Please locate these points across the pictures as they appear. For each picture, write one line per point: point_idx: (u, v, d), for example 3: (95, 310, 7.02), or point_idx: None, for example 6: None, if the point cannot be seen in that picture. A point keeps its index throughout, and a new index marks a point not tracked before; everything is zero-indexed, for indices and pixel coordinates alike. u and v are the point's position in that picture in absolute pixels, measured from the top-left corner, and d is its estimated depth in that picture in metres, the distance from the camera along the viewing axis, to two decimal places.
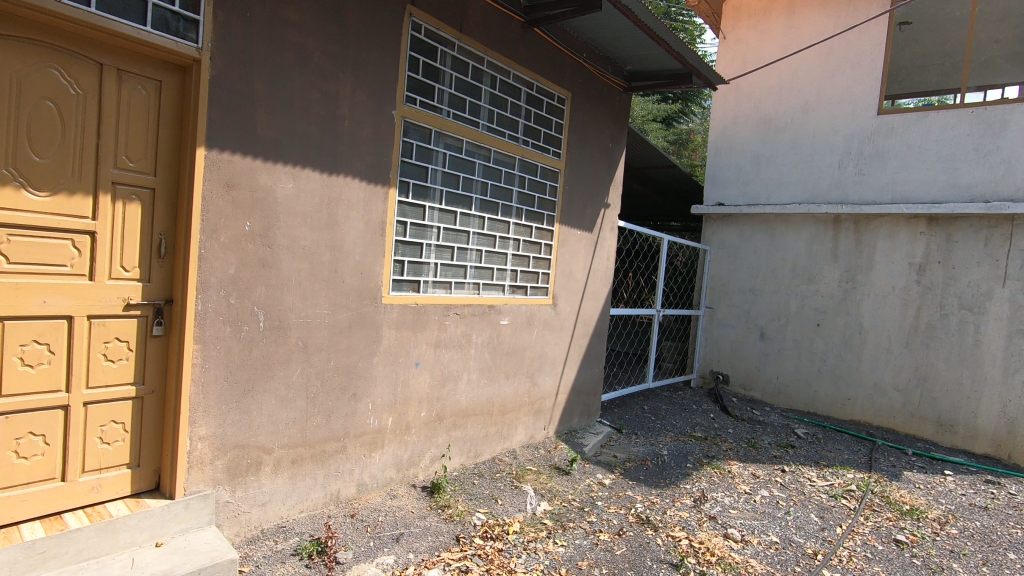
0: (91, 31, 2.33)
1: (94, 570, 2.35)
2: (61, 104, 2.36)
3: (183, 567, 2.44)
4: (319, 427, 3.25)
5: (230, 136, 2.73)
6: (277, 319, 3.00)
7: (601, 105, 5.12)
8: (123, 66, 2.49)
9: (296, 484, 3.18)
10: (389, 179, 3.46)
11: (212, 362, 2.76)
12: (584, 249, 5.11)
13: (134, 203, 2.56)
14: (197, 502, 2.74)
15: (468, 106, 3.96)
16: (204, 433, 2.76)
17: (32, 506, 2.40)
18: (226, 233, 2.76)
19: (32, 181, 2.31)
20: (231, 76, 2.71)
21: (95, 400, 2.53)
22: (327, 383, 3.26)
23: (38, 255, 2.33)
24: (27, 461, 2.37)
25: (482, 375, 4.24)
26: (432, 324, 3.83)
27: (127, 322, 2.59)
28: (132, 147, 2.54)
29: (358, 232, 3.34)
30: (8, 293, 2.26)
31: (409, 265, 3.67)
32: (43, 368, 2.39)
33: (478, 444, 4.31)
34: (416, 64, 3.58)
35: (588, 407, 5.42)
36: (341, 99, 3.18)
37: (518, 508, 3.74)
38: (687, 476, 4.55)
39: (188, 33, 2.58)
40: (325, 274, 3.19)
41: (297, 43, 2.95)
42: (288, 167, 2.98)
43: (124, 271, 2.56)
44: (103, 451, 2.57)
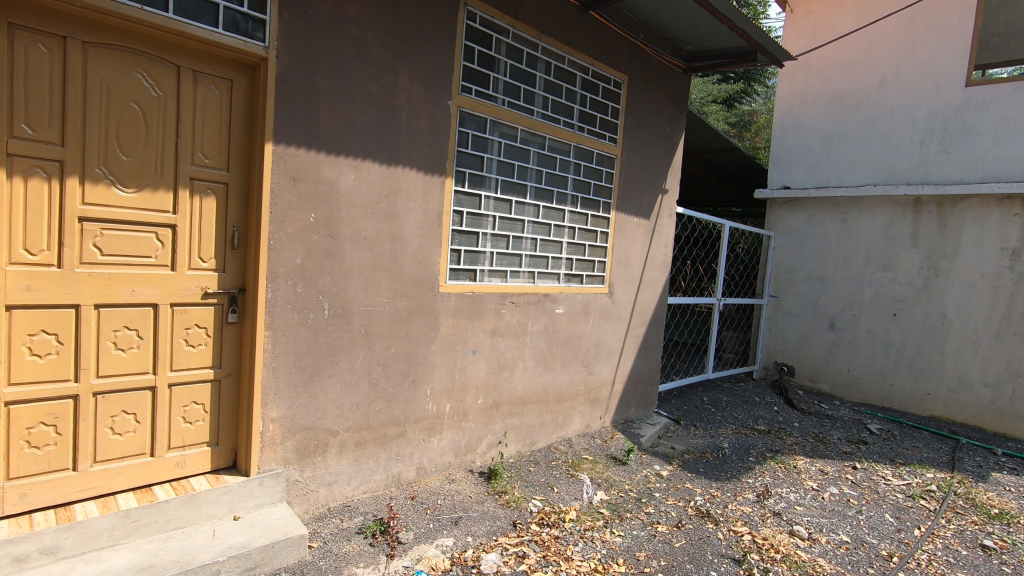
0: (169, 35, 2.47)
1: (180, 539, 2.54)
2: (145, 106, 2.51)
3: (258, 540, 2.60)
4: (381, 412, 3.36)
5: (296, 131, 2.84)
6: (340, 308, 3.11)
7: (659, 87, 4.97)
8: (198, 66, 2.63)
9: (360, 466, 3.30)
10: (445, 169, 3.51)
11: (282, 348, 2.90)
12: (641, 236, 5.00)
13: (210, 197, 2.72)
14: (270, 480, 2.91)
15: (523, 93, 3.94)
16: (275, 415, 2.92)
17: (126, 478, 2.61)
18: (293, 225, 2.88)
19: (122, 179, 2.48)
20: (296, 73, 2.81)
21: (179, 382, 2.72)
22: (389, 369, 3.36)
23: (127, 247, 2.51)
24: (121, 437, 2.58)
25: (538, 363, 4.25)
26: (489, 312, 3.86)
27: (205, 310, 2.75)
28: (207, 144, 2.69)
29: (417, 222, 3.40)
30: (102, 283, 2.45)
31: (465, 254, 3.71)
32: (134, 352, 2.58)
33: (534, 432, 4.34)
34: (471, 53, 3.59)
35: (645, 397, 5.34)
36: (399, 91, 3.23)
37: (574, 496, 3.74)
38: (750, 470, 4.40)
39: (256, 33, 2.69)
40: (385, 264, 3.28)
41: (357, 38, 3.02)
42: (350, 159, 3.06)
43: (202, 261, 2.72)
44: (186, 429, 2.76)
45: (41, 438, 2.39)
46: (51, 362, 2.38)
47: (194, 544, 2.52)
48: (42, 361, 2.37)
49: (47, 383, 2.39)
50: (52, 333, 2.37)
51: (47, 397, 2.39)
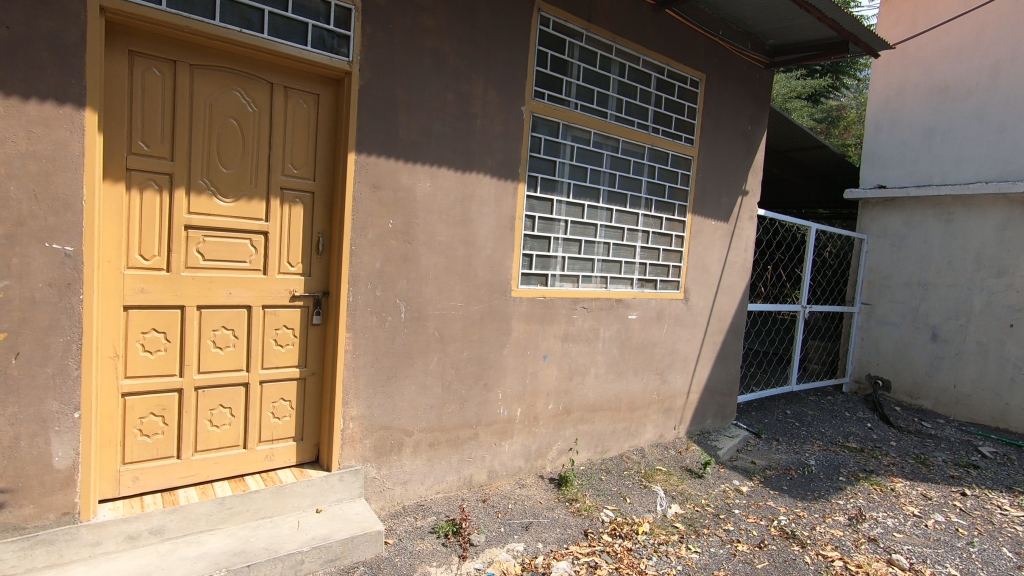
0: (264, 54, 2.64)
1: (269, 528, 2.69)
2: (242, 121, 2.69)
3: (339, 533, 2.72)
4: (454, 414, 3.42)
5: (376, 140, 2.95)
6: (416, 311, 3.20)
7: (739, 85, 4.76)
8: (289, 83, 2.79)
9: (433, 466, 3.37)
10: (518, 174, 3.53)
11: (362, 349, 3.02)
12: (719, 239, 4.80)
13: (298, 205, 2.88)
14: (350, 475, 3.03)
15: (596, 96, 3.89)
16: (355, 413, 3.04)
17: (222, 467, 2.81)
18: (373, 231, 2.99)
19: (221, 190, 2.68)
20: (377, 85, 2.93)
21: (269, 380, 2.89)
22: (462, 372, 3.41)
23: (226, 253, 2.70)
24: (218, 429, 2.78)
25: (610, 370, 4.18)
26: (560, 317, 3.84)
27: (293, 311, 2.92)
28: (296, 155, 2.85)
29: (490, 227, 3.44)
30: (204, 286, 2.65)
31: (537, 259, 3.71)
32: (230, 350, 2.77)
33: (606, 440, 4.26)
34: (544, 59, 3.60)
35: (723, 408, 5.11)
36: (474, 98, 3.29)
37: (647, 508, 3.63)
38: (840, 491, 4.10)
39: (341, 49, 2.82)
40: (459, 268, 3.34)
41: (434, 49, 3.10)
42: (426, 166, 3.15)
43: (290, 266, 2.89)
44: (274, 424, 2.93)
45: (151, 427, 2.61)
46: (160, 358, 2.60)
47: (281, 533, 2.66)
48: (153, 356, 2.58)
49: (156, 377, 2.60)
50: (161, 331, 2.59)
51: (156, 390, 2.61)
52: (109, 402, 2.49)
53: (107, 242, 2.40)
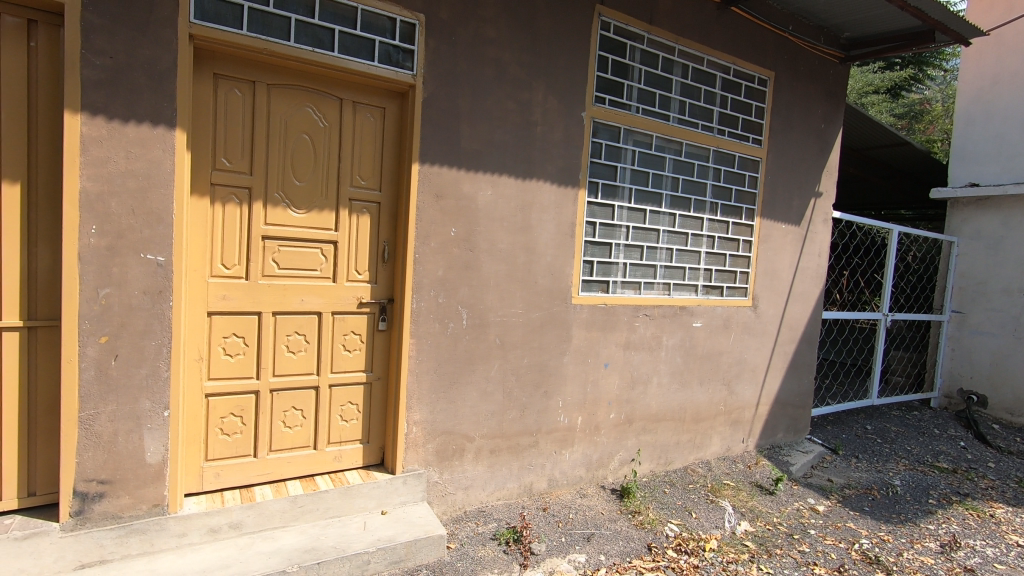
0: (334, 71, 2.76)
1: (337, 527, 2.79)
2: (314, 136, 2.82)
3: (403, 536, 2.77)
4: (515, 421, 3.42)
5: (439, 150, 3.02)
6: (478, 318, 3.23)
7: (811, 81, 4.53)
8: (357, 97, 2.90)
9: (494, 473, 3.39)
10: (579, 180, 3.50)
11: (425, 354, 3.08)
12: (791, 244, 4.57)
13: (365, 215, 2.98)
14: (413, 479, 3.08)
15: (659, 99, 3.81)
16: (418, 418, 3.10)
17: (295, 467, 2.93)
18: (436, 239, 3.05)
19: (295, 202, 2.81)
20: (440, 96, 3.00)
21: (338, 383, 2.99)
22: (523, 379, 3.42)
23: (299, 262, 2.84)
24: (290, 430, 2.91)
25: (674, 380, 4.06)
26: (622, 325, 3.77)
27: (360, 318, 3.02)
28: (363, 167, 2.96)
29: (551, 234, 3.44)
30: (279, 293, 2.79)
31: (598, 266, 3.67)
32: (302, 354, 2.89)
33: (670, 451, 4.13)
34: (605, 64, 3.56)
35: (795, 421, 4.84)
36: (534, 106, 3.30)
37: (714, 524, 3.49)
38: (930, 515, 3.78)
39: (406, 63, 2.91)
40: (520, 276, 3.35)
41: (495, 59, 3.14)
42: (488, 175, 3.18)
43: (358, 274, 2.99)
44: (342, 426, 3.03)
45: (231, 427, 2.76)
46: (240, 361, 2.76)
47: (349, 533, 2.75)
48: (233, 359, 2.74)
49: (236, 379, 2.76)
50: (241, 336, 2.74)
51: (236, 391, 2.76)
52: (195, 402, 2.66)
53: (193, 253, 2.58)
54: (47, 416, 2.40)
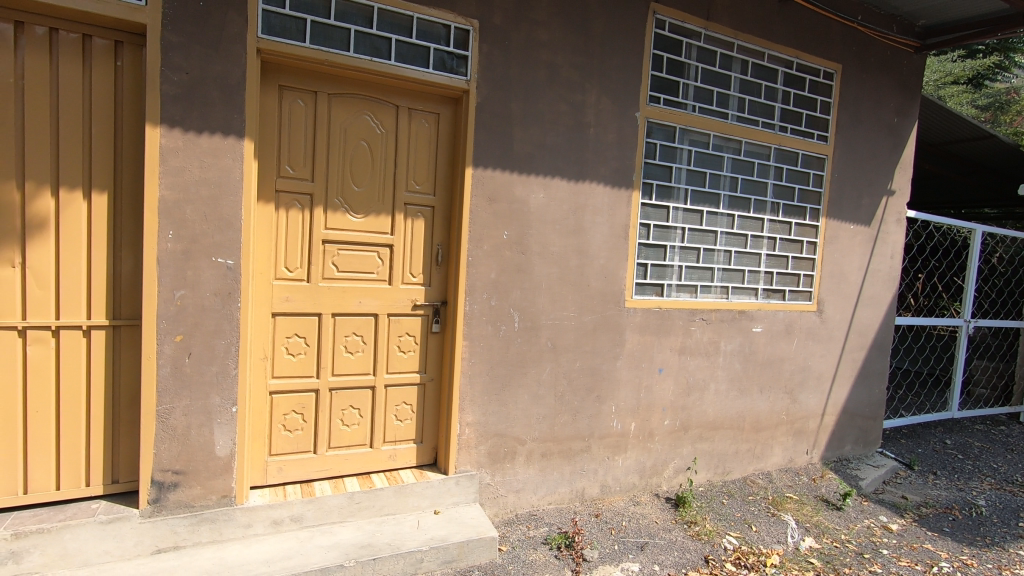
0: (391, 79, 2.83)
1: (392, 524, 2.85)
2: (372, 143, 2.90)
3: (455, 536, 2.80)
4: (566, 425, 3.40)
5: (492, 154, 3.04)
6: (530, 321, 3.23)
7: (883, 73, 4.27)
8: (413, 104, 2.97)
9: (546, 476, 3.37)
10: (633, 182, 3.45)
11: (478, 357, 3.11)
12: (860, 245, 4.32)
13: (419, 219, 3.04)
14: (465, 480, 3.11)
15: (716, 97, 3.70)
16: (470, 419, 3.13)
17: (352, 464, 3.02)
18: (489, 242, 3.08)
19: (353, 207, 2.90)
20: (493, 101, 3.02)
21: (393, 384, 3.06)
22: (575, 383, 3.39)
23: (357, 265, 2.93)
24: (348, 428, 3.00)
25: (732, 387, 3.91)
26: (677, 329, 3.67)
27: (414, 320, 3.08)
28: (418, 172, 3.02)
29: (604, 236, 3.39)
30: (338, 295, 2.89)
31: (652, 268, 3.59)
32: (360, 355, 2.98)
33: (728, 461, 3.99)
34: (660, 62, 3.49)
35: (864, 433, 4.57)
36: (587, 108, 3.28)
37: (776, 539, 3.33)
38: (1021, 540, 3.47)
39: (460, 69, 2.95)
40: (572, 279, 3.32)
41: (548, 62, 3.14)
42: (540, 177, 3.18)
43: (413, 277, 3.06)
44: (397, 426, 3.10)
45: (293, 423, 2.88)
46: (301, 360, 2.87)
47: (403, 531, 2.80)
48: (295, 359, 2.85)
49: (298, 377, 2.87)
50: (302, 336, 2.85)
51: (297, 389, 2.87)
52: (260, 399, 2.79)
53: (260, 257, 2.71)
54: (129, 410, 2.57)
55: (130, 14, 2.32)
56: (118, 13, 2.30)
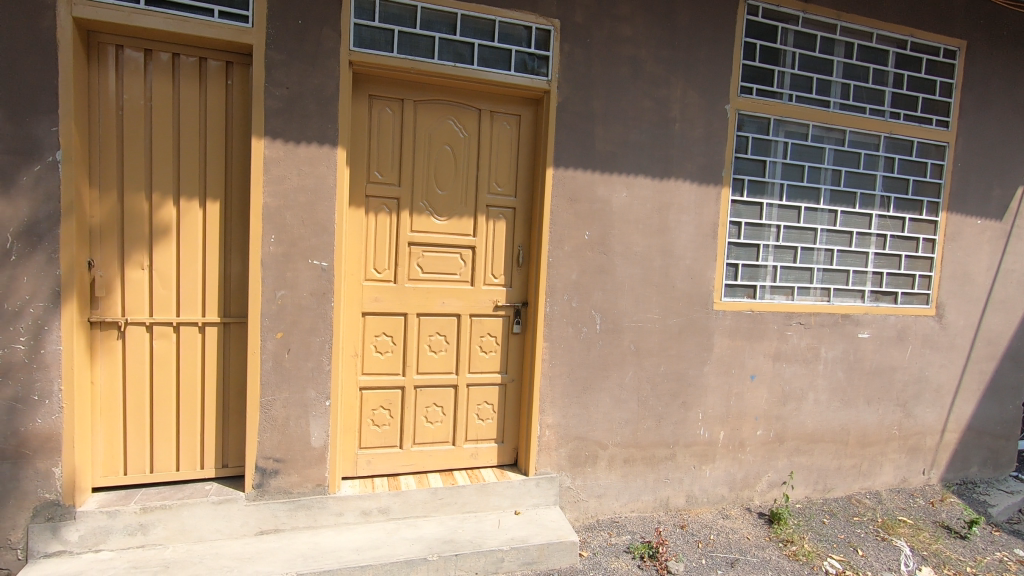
0: (473, 83, 2.88)
1: (474, 522, 2.89)
2: (456, 147, 2.97)
3: (536, 538, 2.79)
4: (650, 431, 3.29)
5: (574, 154, 3.01)
6: (612, 323, 3.16)
7: (1017, 47, 3.78)
8: (495, 107, 3.00)
9: (628, 483, 3.28)
10: (722, 178, 3.28)
11: (558, 358, 3.08)
12: (989, 242, 3.84)
13: (501, 221, 3.07)
14: (546, 482, 3.10)
15: (816, 84, 3.44)
16: (551, 421, 3.11)
17: (436, 461, 3.10)
18: (570, 243, 3.05)
19: (438, 210, 2.98)
20: (574, 100, 2.99)
21: (475, 383, 3.11)
22: (659, 388, 3.27)
23: (441, 266, 3.00)
24: (432, 425, 3.08)
25: (834, 397, 3.61)
26: (771, 334, 3.45)
27: (496, 320, 3.11)
28: (500, 175, 3.05)
29: (690, 236, 3.26)
30: (423, 296, 2.98)
31: (744, 269, 3.40)
32: (443, 354, 3.05)
33: (829, 477, 3.69)
34: (753, 51, 3.30)
35: (995, 454, 4.05)
36: (673, 103, 3.16)
37: (887, 566, 3.03)
38: None
39: (541, 69, 2.95)
40: (657, 280, 3.22)
41: (631, 57, 3.06)
42: (623, 176, 3.11)
43: (494, 278, 3.09)
44: (479, 425, 3.14)
45: (381, 419, 3.00)
46: (389, 358, 2.98)
47: (484, 529, 2.83)
48: (383, 357, 2.97)
49: (386, 374, 2.99)
50: (389, 335, 2.96)
51: (385, 386, 2.99)
52: (351, 394, 2.93)
53: (351, 259, 2.85)
54: (237, 401, 2.79)
55: (238, 36, 2.51)
56: (228, 36, 2.50)
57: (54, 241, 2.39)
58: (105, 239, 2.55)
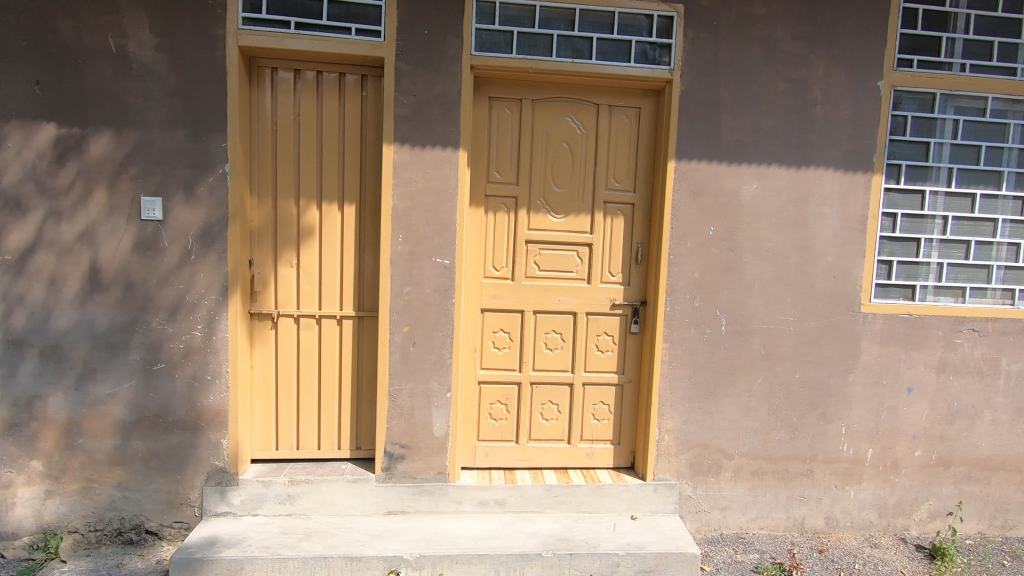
0: (591, 78, 2.84)
1: (589, 522, 2.86)
2: (573, 143, 2.95)
3: (654, 546, 2.69)
4: (783, 443, 3.02)
5: (698, 145, 2.85)
6: (740, 324, 2.95)
7: None
8: (613, 101, 2.94)
9: (757, 497, 3.05)
10: (873, 164, 2.91)
11: (679, 360, 2.94)
12: None
13: (619, 217, 3.00)
14: (664, 489, 2.98)
15: (998, 49, 2.93)
16: (671, 426, 2.97)
17: (551, 458, 3.11)
18: (693, 239, 2.89)
19: (554, 208, 2.98)
20: (699, 88, 2.83)
21: (591, 382, 3.07)
22: (793, 397, 2.99)
23: (558, 264, 3.00)
24: (547, 422, 3.09)
25: (1018, 418, 3.06)
26: (935, 341, 3.00)
27: (613, 319, 3.04)
28: (618, 170, 2.98)
29: (833, 230, 2.93)
30: (540, 293, 3.00)
31: (900, 267, 3.00)
32: (559, 352, 3.05)
33: (1010, 512, 3.13)
34: (914, 17, 2.89)
35: None
36: (813, 83, 2.87)
37: None
38: None
39: (663, 58, 2.83)
40: (792, 278, 2.94)
41: (764, 37, 2.83)
42: (754, 167, 2.88)
43: (611, 275, 3.03)
44: (594, 425, 3.10)
45: (498, 413, 3.07)
46: (506, 354, 3.04)
47: (600, 531, 2.79)
48: (501, 352, 3.04)
49: (503, 370, 3.05)
50: (506, 331, 3.02)
51: (502, 381, 3.05)
52: (470, 387, 3.04)
53: (471, 257, 2.95)
54: (369, 388, 3.02)
55: (372, 50, 2.71)
56: (363, 50, 2.70)
57: (223, 243, 2.75)
58: (262, 240, 2.88)
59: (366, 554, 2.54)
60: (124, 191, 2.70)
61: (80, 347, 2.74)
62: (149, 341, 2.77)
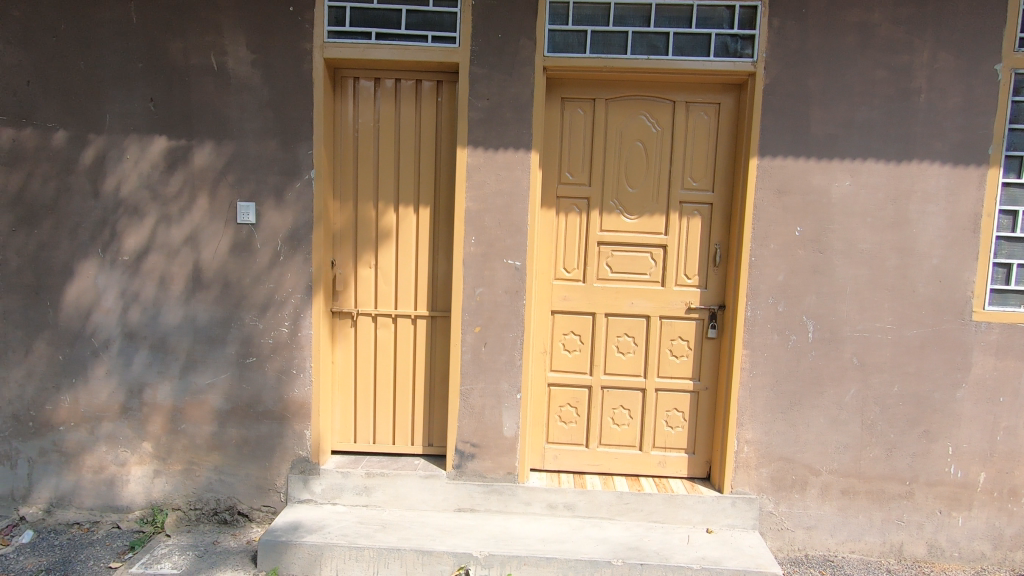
0: (668, 75, 2.76)
1: (661, 532, 2.77)
2: (648, 142, 2.87)
3: (731, 562, 2.56)
4: (878, 461, 2.78)
5: (784, 140, 2.69)
6: (829, 331, 2.75)
7: None
8: (691, 98, 2.84)
9: (847, 518, 2.83)
10: (988, 156, 2.63)
11: (761, 368, 2.79)
12: None
13: (696, 218, 2.89)
14: (743, 503, 2.83)
15: None
16: (751, 437, 2.82)
17: (622, 464, 3.04)
18: (777, 240, 2.73)
19: (627, 208, 2.91)
20: (785, 80, 2.67)
21: (664, 388, 2.98)
22: (891, 411, 2.75)
23: (631, 265, 2.93)
24: (618, 427, 3.03)
25: None
26: None
27: (689, 323, 2.94)
28: (695, 168, 2.87)
29: (939, 230, 2.67)
30: (611, 296, 2.95)
31: (1021, 271, 2.69)
32: (631, 356, 2.98)
33: None
34: None
35: None
36: (916, 70, 2.63)
37: None
38: None
39: (745, 50, 2.69)
40: (891, 282, 2.71)
41: (859, 23, 2.63)
42: (846, 162, 2.68)
43: (687, 278, 2.92)
44: (667, 433, 3.00)
45: (568, 416, 3.04)
46: (576, 356, 3.01)
47: (672, 542, 2.69)
48: (571, 355, 3.01)
49: (573, 373, 3.02)
50: (577, 333, 2.99)
51: (572, 383, 3.02)
52: (540, 389, 3.03)
53: (542, 259, 2.95)
54: (441, 387, 3.09)
55: (447, 56, 2.77)
56: (439, 57, 2.77)
57: (308, 245, 2.91)
58: (344, 243, 3.03)
59: (437, 549, 2.60)
60: (223, 197, 2.92)
61: (184, 341, 2.99)
62: (242, 336, 2.98)
